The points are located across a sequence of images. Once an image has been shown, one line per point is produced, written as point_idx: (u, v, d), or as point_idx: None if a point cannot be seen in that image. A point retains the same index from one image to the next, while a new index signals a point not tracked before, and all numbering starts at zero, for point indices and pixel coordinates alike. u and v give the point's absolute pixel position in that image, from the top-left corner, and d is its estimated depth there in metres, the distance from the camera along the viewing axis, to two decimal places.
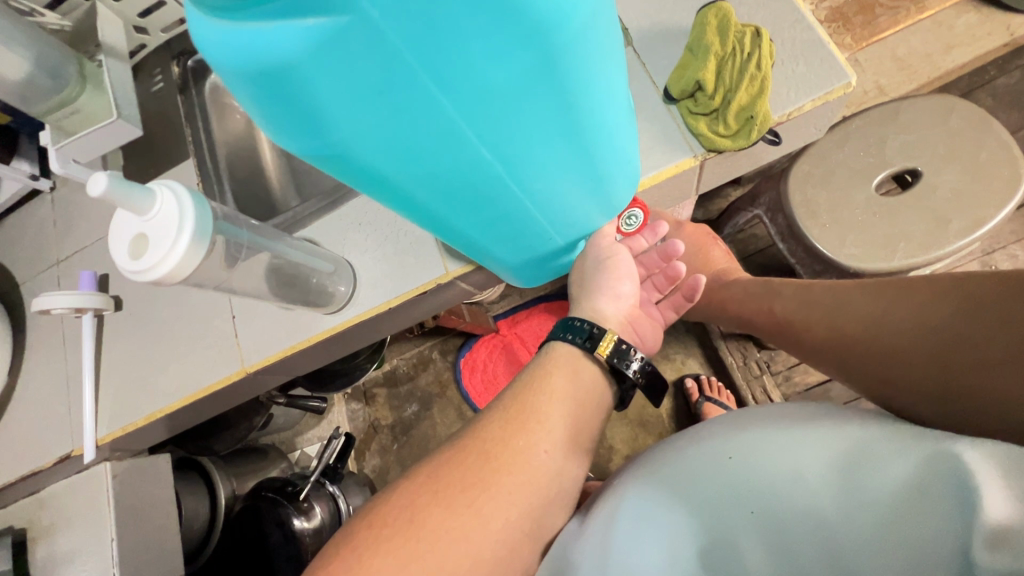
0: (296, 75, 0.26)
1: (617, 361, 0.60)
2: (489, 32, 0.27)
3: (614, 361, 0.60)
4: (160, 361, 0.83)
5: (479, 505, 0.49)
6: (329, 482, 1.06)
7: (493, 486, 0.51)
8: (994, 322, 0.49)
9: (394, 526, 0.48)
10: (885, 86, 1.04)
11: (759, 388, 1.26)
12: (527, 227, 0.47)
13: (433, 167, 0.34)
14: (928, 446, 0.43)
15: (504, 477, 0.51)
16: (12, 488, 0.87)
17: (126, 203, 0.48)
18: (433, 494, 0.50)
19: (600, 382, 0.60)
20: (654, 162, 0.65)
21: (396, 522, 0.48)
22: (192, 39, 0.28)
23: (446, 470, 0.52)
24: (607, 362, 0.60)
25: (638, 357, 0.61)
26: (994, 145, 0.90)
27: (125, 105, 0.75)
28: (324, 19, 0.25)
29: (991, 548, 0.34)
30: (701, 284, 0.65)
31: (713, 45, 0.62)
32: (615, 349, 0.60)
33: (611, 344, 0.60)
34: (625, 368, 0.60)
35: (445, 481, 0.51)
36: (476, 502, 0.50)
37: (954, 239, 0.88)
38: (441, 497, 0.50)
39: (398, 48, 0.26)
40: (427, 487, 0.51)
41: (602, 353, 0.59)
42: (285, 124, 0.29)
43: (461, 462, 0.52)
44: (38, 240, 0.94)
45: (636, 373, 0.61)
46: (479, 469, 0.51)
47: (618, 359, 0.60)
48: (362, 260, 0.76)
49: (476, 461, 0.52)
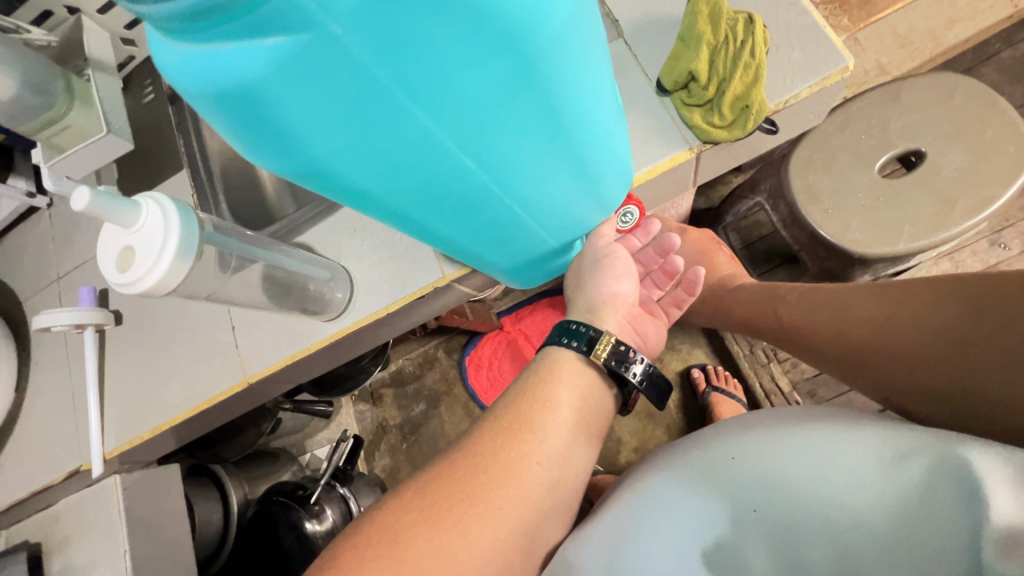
0: (264, 96, 0.26)
1: (617, 364, 0.59)
2: (461, 39, 0.26)
3: (613, 364, 0.59)
4: (164, 373, 0.83)
5: (469, 521, 0.49)
6: (340, 484, 1.06)
7: (482, 501, 0.50)
8: (1001, 322, 0.48)
9: (380, 547, 0.48)
10: (887, 64, 1.02)
11: (767, 376, 1.25)
12: (519, 232, 0.46)
13: (415, 179, 0.34)
14: (937, 447, 0.42)
15: (494, 490, 0.51)
16: (25, 504, 0.88)
17: (110, 216, 0.48)
18: (421, 511, 0.50)
19: (597, 386, 0.59)
20: (649, 156, 0.64)
21: (382, 542, 0.48)
22: (156, 63, 0.27)
23: (435, 486, 0.52)
24: (606, 365, 0.59)
25: (640, 360, 0.60)
26: (1000, 122, 0.88)
27: (114, 119, 0.75)
28: (284, 38, 0.23)
29: (1001, 552, 0.34)
30: (701, 277, 0.63)
31: (705, 34, 0.60)
32: (614, 352, 0.59)
33: (610, 346, 0.59)
34: (625, 371, 0.59)
35: (433, 498, 0.51)
36: (464, 518, 0.49)
37: (960, 220, 0.85)
38: (428, 515, 0.49)
39: (365, 63, 0.25)
40: (415, 505, 0.51)
41: (599, 356, 0.58)
42: (258, 142, 0.29)
43: (450, 478, 0.52)
44: (38, 256, 0.95)
45: (638, 377, 0.60)
46: (468, 485, 0.51)
47: (616, 362, 0.59)
48: (359, 265, 0.76)
49: (465, 476, 0.52)
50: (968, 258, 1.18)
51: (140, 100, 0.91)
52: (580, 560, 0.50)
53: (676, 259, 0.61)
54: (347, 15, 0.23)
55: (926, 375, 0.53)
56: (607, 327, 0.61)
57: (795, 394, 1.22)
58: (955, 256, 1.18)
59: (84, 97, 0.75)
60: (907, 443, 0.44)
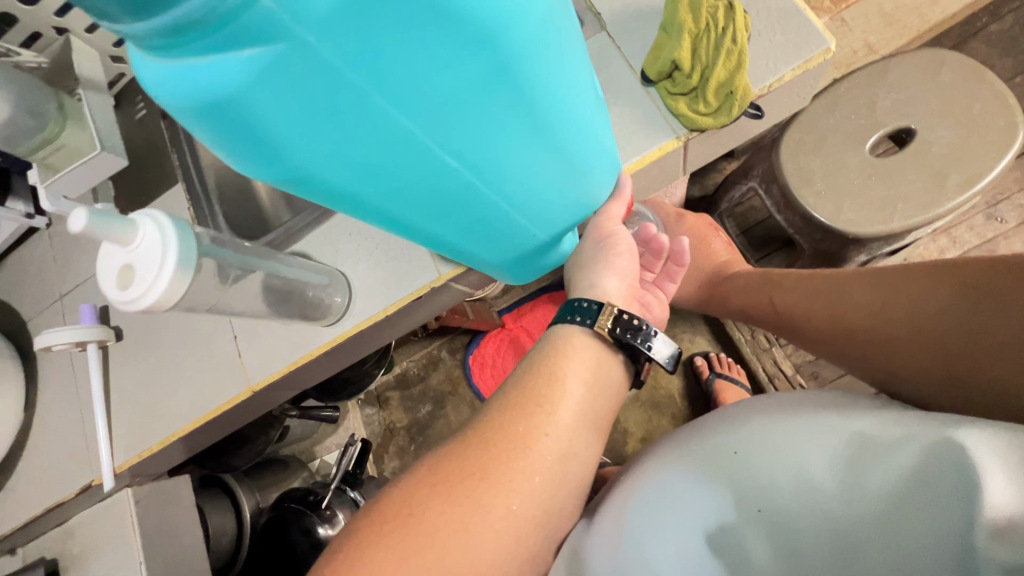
0: (243, 106, 0.26)
1: (631, 336, 0.59)
2: (436, 41, 0.27)
3: (625, 335, 0.58)
4: (170, 385, 0.84)
5: (480, 493, 0.50)
6: (350, 488, 1.07)
7: (493, 473, 0.51)
8: (994, 306, 0.49)
9: (395, 521, 0.49)
10: (874, 43, 1.04)
11: (769, 360, 1.26)
12: (510, 226, 0.47)
13: (401, 180, 0.34)
14: (934, 433, 0.42)
15: (504, 462, 0.52)
16: (40, 521, 0.89)
17: (107, 236, 0.48)
18: (433, 486, 0.51)
19: (606, 356, 0.60)
20: (637, 147, 0.65)
21: (396, 517, 0.49)
22: (137, 78, 0.28)
23: (447, 462, 0.53)
24: (616, 336, 0.59)
25: (656, 336, 0.59)
26: (987, 96, 0.88)
27: (107, 137, 0.76)
28: (259, 50, 0.24)
29: (993, 539, 0.35)
30: (687, 245, 0.62)
31: (686, 23, 0.60)
32: (621, 323, 0.58)
33: (612, 317, 0.59)
34: (637, 341, 0.58)
35: (444, 473, 0.52)
36: (475, 490, 0.50)
37: (953, 194, 0.85)
38: (440, 488, 0.50)
39: (342, 70, 0.26)
40: (426, 481, 0.52)
41: (603, 327, 0.58)
42: (244, 152, 0.30)
43: (461, 454, 0.53)
44: (40, 276, 0.96)
45: (651, 348, 0.59)
46: (478, 459, 0.52)
47: (631, 335, 0.59)
48: (356, 269, 0.76)
49: (476, 451, 0.53)
50: (965, 233, 1.18)
51: (132, 116, 0.91)
52: (588, 556, 0.51)
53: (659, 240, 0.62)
54: (318, 23, 0.23)
55: (922, 361, 0.54)
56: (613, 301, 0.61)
57: (798, 376, 1.23)
58: (952, 231, 1.18)
59: (76, 116, 0.76)
60: (904, 430, 0.44)
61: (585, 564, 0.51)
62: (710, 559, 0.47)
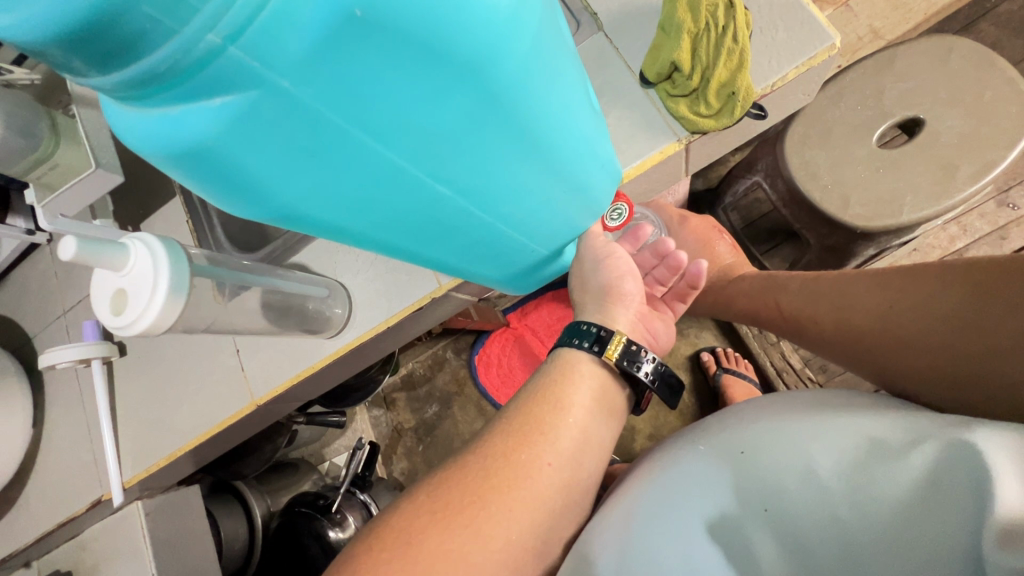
0: (219, 151, 0.26)
1: (628, 363, 0.58)
2: (419, 77, 0.26)
3: (624, 364, 0.58)
4: (175, 398, 0.84)
5: (480, 523, 0.49)
6: (359, 491, 1.07)
7: (493, 503, 0.50)
8: (1006, 309, 0.47)
9: (395, 548, 0.48)
10: (880, 28, 1.03)
11: (778, 354, 1.25)
12: (507, 245, 0.46)
13: (390, 210, 0.34)
14: (948, 435, 0.41)
15: (506, 492, 0.51)
16: (52, 536, 0.89)
17: (99, 262, 0.48)
18: (433, 514, 0.50)
19: (609, 384, 0.59)
20: (637, 151, 0.63)
21: (395, 544, 0.48)
22: (111, 124, 0.27)
23: (447, 490, 0.52)
24: (617, 365, 0.58)
25: (650, 359, 0.59)
26: (999, 83, 0.85)
27: (102, 154, 0.74)
28: (232, 97, 0.24)
29: (1000, 544, 0.33)
30: (704, 269, 0.61)
31: (685, 23, 0.58)
32: (625, 352, 0.58)
33: (621, 346, 0.58)
34: (637, 370, 0.58)
35: (444, 501, 0.51)
36: (476, 520, 0.49)
37: (964, 185, 0.83)
38: (440, 517, 0.50)
39: (319, 111, 0.25)
40: (427, 508, 0.51)
41: (610, 356, 0.58)
42: (225, 192, 0.29)
43: (461, 480, 0.52)
44: (43, 292, 0.96)
45: (649, 376, 0.59)
46: (479, 487, 0.51)
47: (627, 362, 0.58)
48: (356, 281, 0.76)
49: (476, 478, 0.52)
50: (976, 221, 1.16)
51: None
52: (592, 554, 0.49)
53: (677, 254, 0.60)
54: (292, 67, 0.23)
55: (926, 363, 0.53)
56: (618, 326, 0.60)
57: (807, 370, 1.22)
58: (962, 220, 1.16)
59: (70, 134, 0.74)
60: (918, 433, 0.43)
61: (589, 566, 0.48)
62: (711, 552, 0.46)
